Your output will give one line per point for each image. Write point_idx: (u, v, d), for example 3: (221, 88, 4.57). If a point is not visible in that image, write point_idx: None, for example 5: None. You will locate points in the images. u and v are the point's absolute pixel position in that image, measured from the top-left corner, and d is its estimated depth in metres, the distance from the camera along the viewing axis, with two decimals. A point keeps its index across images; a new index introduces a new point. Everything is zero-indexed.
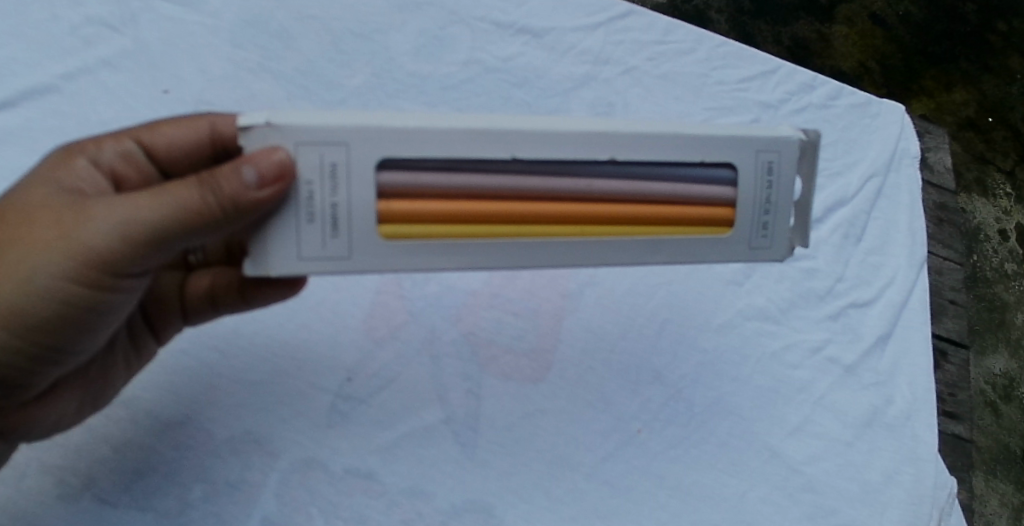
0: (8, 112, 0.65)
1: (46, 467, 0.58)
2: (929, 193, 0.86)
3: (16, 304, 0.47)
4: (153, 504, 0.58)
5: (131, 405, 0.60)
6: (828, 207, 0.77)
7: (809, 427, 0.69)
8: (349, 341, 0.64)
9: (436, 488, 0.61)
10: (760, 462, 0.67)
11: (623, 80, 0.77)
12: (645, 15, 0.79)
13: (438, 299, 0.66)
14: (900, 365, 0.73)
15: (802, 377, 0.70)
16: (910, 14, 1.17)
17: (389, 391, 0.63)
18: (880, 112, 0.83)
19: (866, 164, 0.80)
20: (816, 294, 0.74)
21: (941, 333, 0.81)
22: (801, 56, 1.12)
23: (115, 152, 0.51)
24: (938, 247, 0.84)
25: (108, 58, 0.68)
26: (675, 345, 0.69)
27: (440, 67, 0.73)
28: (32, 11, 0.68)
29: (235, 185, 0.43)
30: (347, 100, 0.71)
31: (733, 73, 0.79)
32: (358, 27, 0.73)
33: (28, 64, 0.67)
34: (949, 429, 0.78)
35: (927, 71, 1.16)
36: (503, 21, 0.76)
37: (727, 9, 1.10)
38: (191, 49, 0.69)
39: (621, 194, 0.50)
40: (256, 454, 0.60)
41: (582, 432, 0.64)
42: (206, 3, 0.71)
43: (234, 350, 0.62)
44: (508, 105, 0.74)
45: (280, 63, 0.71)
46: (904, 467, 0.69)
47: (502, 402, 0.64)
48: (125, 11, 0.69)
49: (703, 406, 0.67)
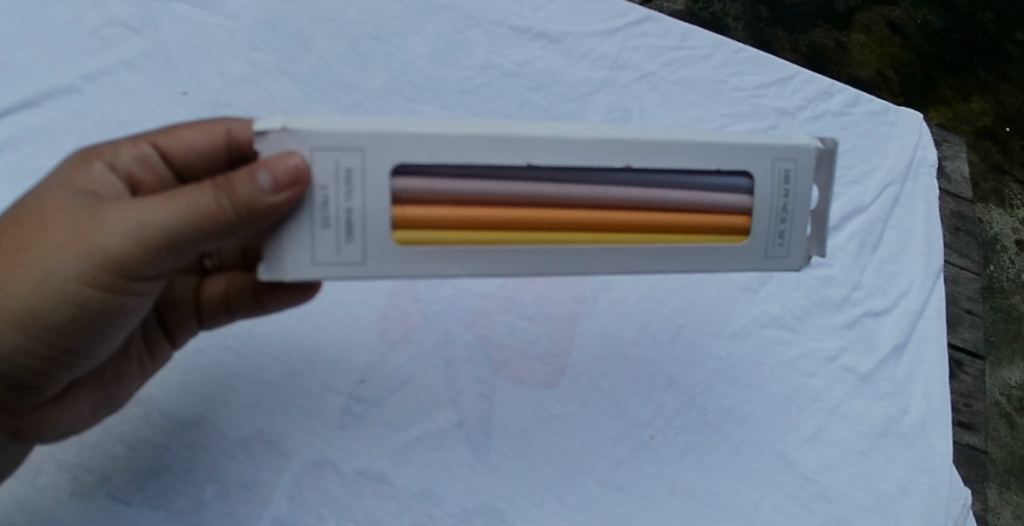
0: (29, 112, 0.66)
1: (62, 464, 0.58)
2: (945, 202, 0.85)
3: (31, 306, 0.48)
4: (167, 502, 0.58)
5: (147, 404, 0.60)
6: (844, 214, 0.77)
7: (823, 436, 0.68)
8: (363, 343, 0.64)
9: (448, 491, 0.61)
10: (773, 470, 0.66)
11: (639, 86, 0.77)
12: (663, 20, 0.79)
13: (453, 302, 0.67)
14: (915, 374, 0.73)
15: (816, 385, 0.70)
16: (928, 22, 1.16)
17: (403, 394, 0.63)
18: (898, 119, 0.82)
19: (883, 172, 0.80)
20: (831, 302, 0.73)
21: (958, 343, 0.80)
22: (819, 64, 1.12)
23: (132, 156, 0.52)
24: (954, 255, 0.83)
25: (129, 59, 0.68)
26: (689, 351, 0.69)
27: (457, 71, 0.74)
28: (54, 13, 0.69)
29: (250, 190, 0.44)
30: (364, 103, 0.71)
31: (750, 80, 0.79)
32: (375, 31, 0.73)
33: (49, 64, 0.68)
34: (964, 439, 0.78)
35: (944, 80, 1.15)
36: (521, 25, 0.76)
37: (744, 16, 1.11)
38: (210, 51, 0.70)
39: (636, 202, 0.50)
40: (270, 454, 0.60)
41: (595, 437, 0.64)
42: (227, 6, 0.71)
43: (250, 351, 0.63)
44: (525, 109, 0.74)
45: (299, 66, 0.71)
46: (918, 478, 0.69)
47: (515, 407, 0.64)
48: (146, 13, 0.70)
49: (717, 414, 0.67)
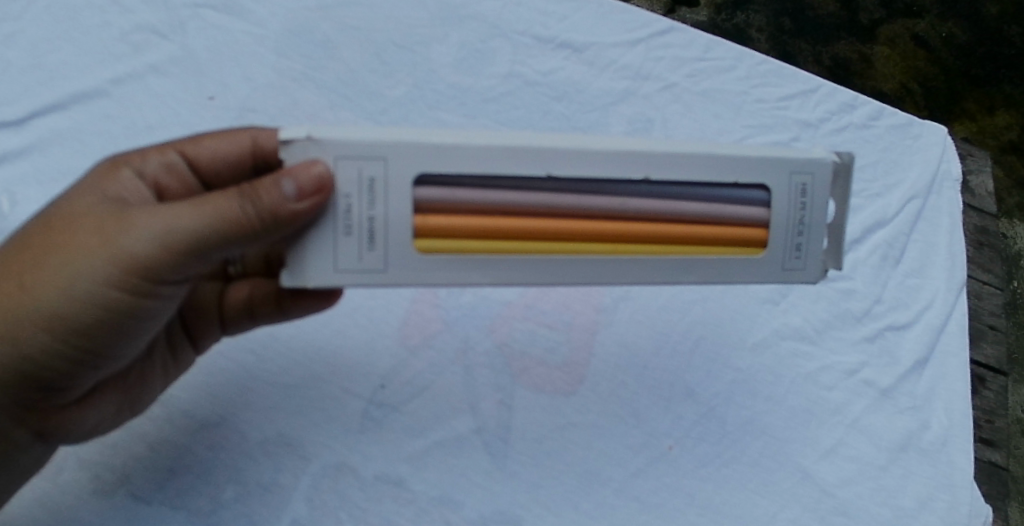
0: (58, 114, 0.67)
1: (84, 462, 0.59)
2: (969, 216, 0.85)
3: (59, 308, 0.49)
4: (186, 502, 0.59)
5: (168, 405, 0.61)
6: (867, 227, 0.77)
7: (842, 450, 0.68)
8: (384, 348, 0.65)
9: (466, 497, 0.62)
10: (791, 484, 0.66)
11: (662, 97, 0.77)
12: (686, 31, 0.79)
13: (473, 309, 0.67)
14: (937, 389, 0.72)
15: (835, 399, 0.70)
16: (953, 36, 1.15)
17: (422, 399, 0.64)
18: (922, 133, 0.82)
19: (906, 185, 0.79)
20: (852, 315, 0.73)
21: (979, 359, 0.80)
22: (842, 76, 1.12)
23: (159, 163, 0.53)
24: (977, 270, 0.83)
25: (156, 64, 0.70)
26: (709, 363, 0.69)
27: (480, 80, 0.74)
28: (84, 18, 0.70)
29: (275, 198, 0.44)
30: (388, 110, 0.72)
31: (773, 92, 0.79)
32: (401, 39, 0.74)
33: (78, 68, 0.69)
34: (985, 456, 0.77)
35: (970, 94, 1.15)
36: (544, 35, 0.77)
37: (768, 28, 1.11)
38: (237, 57, 0.71)
39: (655, 213, 0.50)
40: (289, 457, 0.61)
41: (613, 447, 0.65)
42: (254, 13, 0.72)
43: (271, 354, 0.63)
44: (547, 119, 0.75)
45: (323, 73, 0.72)
46: (938, 494, 0.69)
47: (533, 415, 0.64)
48: (174, 19, 0.71)
49: (736, 425, 0.67)
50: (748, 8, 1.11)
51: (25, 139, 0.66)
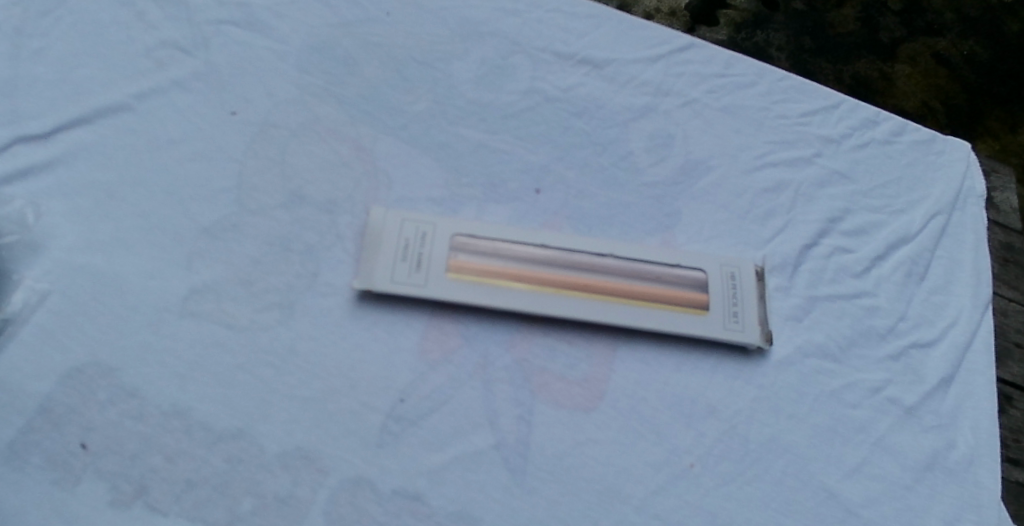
0: (82, 127, 0.67)
1: (101, 473, 0.58)
2: (994, 232, 0.84)
3: None
4: (203, 514, 0.58)
5: (187, 416, 0.60)
6: (890, 243, 0.76)
7: (866, 469, 0.67)
8: (403, 362, 0.64)
9: (484, 513, 0.61)
10: (815, 502, 0.65)
11: (683, 112, 0.77)
12: (707, 48, 0.80)
13: (493, 323, 0.66)
14: (963, 407, 0.71)
15: (860, 417, 0.68)
16: (975, 53, 1.18)
17: (441, 414, 0.63)
18: (945, 149, 0.82)
19: (929, 202, 0.79)
20: (876, 332, 0.72)
21: (1006, 377, 0.78)
22: (863, 94, 1.12)
23: None
24: (1003, 287, 0.82)
25: (180, 80, 0.70)
26: (732, 380, 0.68)
27: (501, 96, 0.74)
28: (110, 34, 0.71)
29: None
30: (409, 125, 0.72)
31: (794, 108, 0.79)
32: (422, 56, 0.75)
33: (103, 83, 0.69)
34: (1013, 476, 0.74)
35: (992, 112, 1.16)
36: (564, 52, 0.77)
37: (788, 46, 1.12)
38: (261, 73, 0.71)
39: None
40: (306, 470, 0.60)
41: (633, 463, 0.64)
42: (278, 30, 0.73)
43: (291, 367, 0.62)
44: (568, 134, 0.74)
45: (345, 89, 0.72)
46: (966, 514, 0.67)
47: (553, 430, 0.64)
48: (198, 36, 0.72)
49: (759, 443, 0.66)
50: (768, 28, 1.12)
51: (49, 152, 0.66)
